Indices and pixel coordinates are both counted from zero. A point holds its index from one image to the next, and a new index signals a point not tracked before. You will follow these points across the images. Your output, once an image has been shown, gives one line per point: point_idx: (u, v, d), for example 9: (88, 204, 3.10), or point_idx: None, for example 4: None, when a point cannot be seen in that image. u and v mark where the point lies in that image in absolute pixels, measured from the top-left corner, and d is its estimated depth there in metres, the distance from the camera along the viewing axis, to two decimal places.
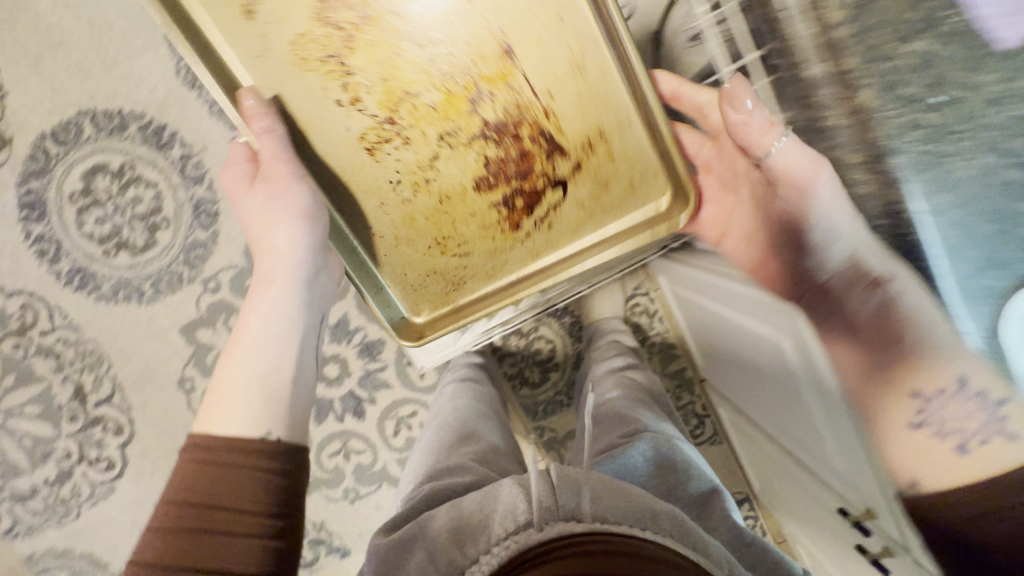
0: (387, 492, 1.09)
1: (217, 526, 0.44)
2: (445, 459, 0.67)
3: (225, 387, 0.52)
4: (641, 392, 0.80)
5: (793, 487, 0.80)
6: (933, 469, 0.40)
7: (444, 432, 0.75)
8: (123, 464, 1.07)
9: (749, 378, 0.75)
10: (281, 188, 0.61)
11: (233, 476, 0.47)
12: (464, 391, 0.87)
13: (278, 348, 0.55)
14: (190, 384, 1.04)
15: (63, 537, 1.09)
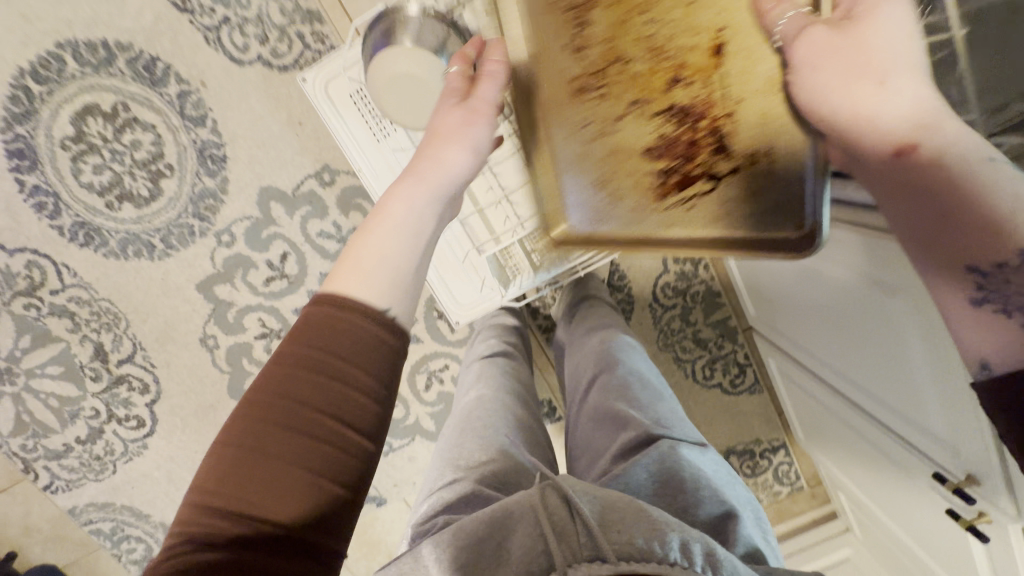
0: (420, 445, 1.08)
1: (330, 390, 0.34)
2: (467, 443, 0.51)
3: (366, 252, 0.40)
4: (632, 367, 0.56)
5: (857, 439, 0.77)
6: (994, 347, 0.31)
7: (472, 404, 0.61)
8: (152, 422, 1.05)
9: (821, 331, 0.69)
10: (471, 122, 0.51)
11: (348, 343, 0.36)
12: (495, 358, 0.75)
13: (410, 242, 0.43)
14: (213, 342, 1.00)
15: (102, 491, 1.10)
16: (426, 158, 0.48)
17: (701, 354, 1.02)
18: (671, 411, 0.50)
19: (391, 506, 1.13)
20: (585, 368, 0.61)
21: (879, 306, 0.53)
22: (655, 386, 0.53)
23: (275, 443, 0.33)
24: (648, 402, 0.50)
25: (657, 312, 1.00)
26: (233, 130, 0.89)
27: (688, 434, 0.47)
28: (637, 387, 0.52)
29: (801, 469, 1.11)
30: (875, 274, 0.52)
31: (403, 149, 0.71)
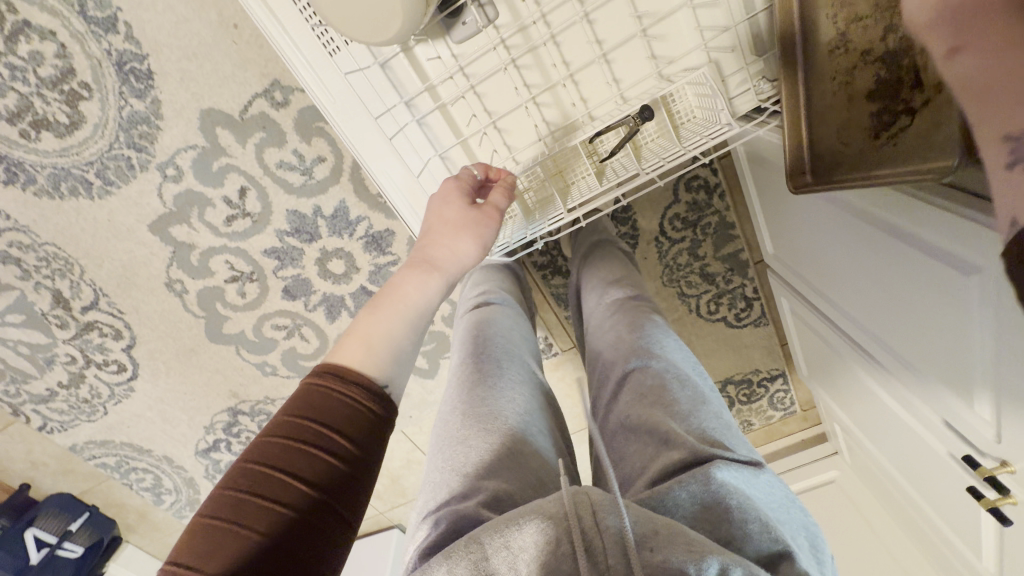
0: (414, 383, 1.06)
1: (306, 459, 0.34)
2: (481, 439, 0.44)
3: (374, 331, 0.42)
4: (670, 357, 0.50)
5: (856, 392, 0.74)
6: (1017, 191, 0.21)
7: (474, 377, 0.53)
8: (134, 366, 1.01)
9: (841, 284, 0.62)
10: (485, 218, 0.55)
11: (335, 405, 0.36)
12: (493, 315, 0.67)
13: (415, 323, 0.45)
14: (181, 286, 0.92)
15: (98, 430, 1.10)
16: (438, 249, 0.52)
17: (707, 289, 0.96)
18: (714, 413, 0.43)
19: (390, 436, 1.15)
20: (615, 353, 0.54)
21: (918, 270, 0.45)
22: (697, 384, 0.47)
23: (248, 507, 0.32)
24: (688, 403, 0.43)
25: (663, 247, 0.92)
26: (155, 37, 0.72)
27: (740, 444, 0.41)
28: (676, 383, 0.46)
29: (797, 397, 1.10)
30: (921, 233, 0.44)
31: (361, 67, 0.57)
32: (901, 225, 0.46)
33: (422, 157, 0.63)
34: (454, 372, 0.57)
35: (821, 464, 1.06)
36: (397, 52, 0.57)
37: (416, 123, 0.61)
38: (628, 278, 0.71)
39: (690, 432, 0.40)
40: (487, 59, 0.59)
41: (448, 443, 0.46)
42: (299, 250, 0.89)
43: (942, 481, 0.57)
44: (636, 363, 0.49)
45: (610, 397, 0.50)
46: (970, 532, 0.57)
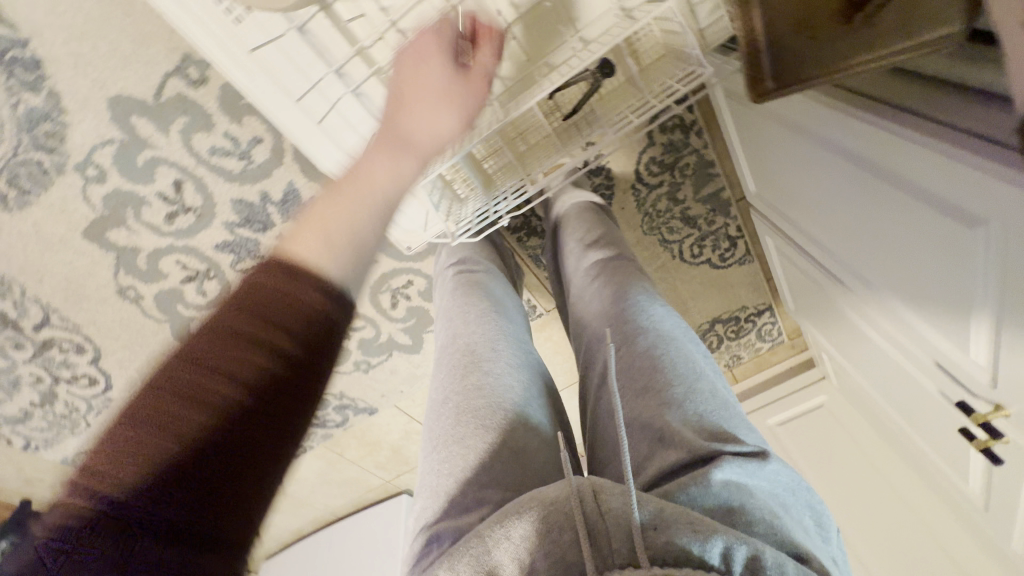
0: (401, 359, 1.04)
1: (235, 360, 0.28)
2: (474, 435, 0.43)
3: (333, 219, 0.34)
4: (656, 331, 0.46)
5: (845, 331, 0.72)
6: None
7: (461, 362, 0.51)
8: (105, 377, 0.95)
9: (827, 226, 0.58)
10: (477, 86, 0.46)
11: (277, 301, 0.30)
12: (481, 289, 0.64)
13: (385, 213, 0.37)
14: (135, 293, 0.86)
15: (85, 442, 1.08)
16: (411, 120, 0.43)
17: (690, 233, 0.92)
18: (710, 391, 0.40)
19: (385, 411, 1.14)
20: (600, 334, 0.51)
21: (918, 219, 0.41)
22: (689, 358, 0.43)
23: (171, 412, 0.27)
24: (680, 386, 0.40)
25: (641, 194, 0.87)
26: (35, 20, 0.65)
27: (739, 426, 0.38)
28: (669, 363, 0.42)
29: (784, 328, 1.10)
30: (914, 179, 0.39)
31: (275, 35, 0.49)
32: (894, 170, 0.41)
33: (364, 133, 0.57)
34: (439, 357, 0.55)
35: (810, 390, 1.06)
36: (315, 12, 0.49)
37: (352, 95, 0.54)
38: (609, 239, 0.66)
39: (686, 423, 0.37)
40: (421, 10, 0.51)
41: (440, 441, 0.45)
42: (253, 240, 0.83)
43: (933, 411, 0.57)
44: (622, 345, 0.46)
45: (598, 380, 0.48)
46: (960, 455, 0.58)
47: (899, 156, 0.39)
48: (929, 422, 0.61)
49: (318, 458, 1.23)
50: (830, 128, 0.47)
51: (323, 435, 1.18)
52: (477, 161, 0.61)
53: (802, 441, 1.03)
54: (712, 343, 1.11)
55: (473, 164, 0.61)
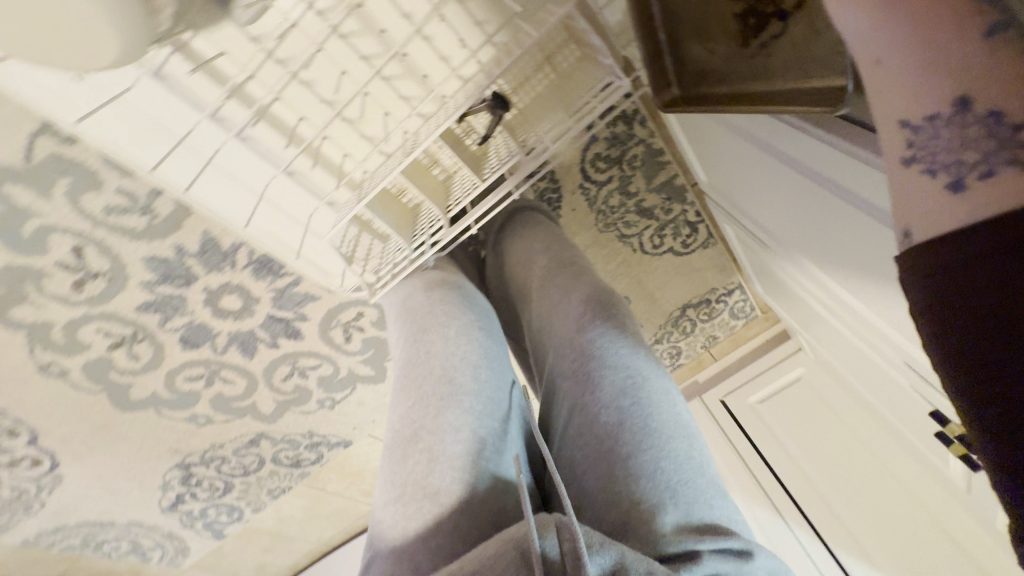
0: (366, 391, 0.99)
1: None
2: (438, 486, 0.38)
3: None
4: (626, 377, 0.39)
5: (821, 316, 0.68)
6: (935, 206, 0.22)
7: (425, 389, 0.44)
8: (50, 456, 0.90)
9: (789, 215, 0.55)
10: None
11: None
12: (451, 297, 0.55)
13: None
14: (59, 368, 0.78)
15: (46, 520, 1.01)
16: None
17: (648, 224, 0.88)
18: (684, 453, 0.35)
19: (361, 442, 1.10)
20: (560, 373, 0.44)
21: (875, 233, 0.38)
22: (662, 411, 0.37)
23: None
24: (650, 454, 0.34)
25: (591, 192, 0.83)
26: None
27: (711, 495, 0.33)
28: (639, 425, 0.36)
29: (756, 303, 1.07)
30: (870, 197, 0.36)
31: (128, 85, 0.44)
32: (846, 185, 0.38)
33: (260, 178, 0.54)
34: (400, 378, 0.48)
35: (787, 362, 1.05)
36: (168, 54, 0.45)
37: (237, 139, 0.51)
38: (560, 245, 0.60)
39: (659, 507, 0.32)
40: (293, 39, 0.49)
41: (399, 487, 0.39)
42: (178, 296, 0.76)
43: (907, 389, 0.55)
44: (588, 397, 0.39)
45: (556, 439, 0.42)
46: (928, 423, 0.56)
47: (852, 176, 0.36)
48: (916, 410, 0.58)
49: (299, 496, 1.18)
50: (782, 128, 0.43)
51: (300, 474, 1.13)
52: (395, 197, 0.59)
53: (785, 416, 1.01)
54: (686, 328, 1.07)
55: (383, 211, 0.56)
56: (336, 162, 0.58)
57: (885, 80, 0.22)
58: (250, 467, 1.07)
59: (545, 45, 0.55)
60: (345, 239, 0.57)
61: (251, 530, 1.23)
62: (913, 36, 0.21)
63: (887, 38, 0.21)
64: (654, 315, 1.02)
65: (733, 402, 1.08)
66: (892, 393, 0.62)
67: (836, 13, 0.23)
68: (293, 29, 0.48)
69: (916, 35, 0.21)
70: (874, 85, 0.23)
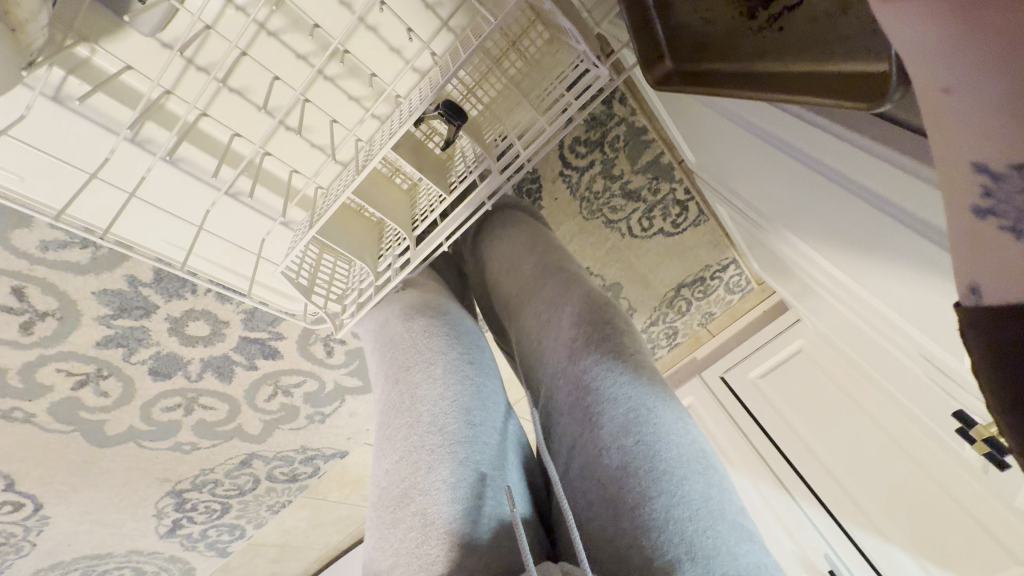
0: (355, 402, 0.95)
1: None
2: (434, 552, 0.34)
3: None
4: (628, 411, 0.37)
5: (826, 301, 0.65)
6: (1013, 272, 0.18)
7: (412, 439, 0.41)
8: (31, 499, 0.85)
9: (784, 200, 0.50)
10: None
11: None
12: (435, 327, 0.50)
13: None
14: (23, 414, 0.72)
15: (39, 560, 0.98)
16: None
17: (636, 207, 0.83)
18: (701, 495, 0.33)
19: (358, 450, 1.07)
20: (557, 405, 0.42)
21: (892, 229, 0.34)
22: (671, 448, 0.35)
23: None
24: (659, 501, 0.32)
25: (572, 180, 0.79)
26: None
27: (735, 542, 0.31)
28: (645, 467, 0.34)
29: (751, 276, 1.03)
30: (882, 193, 0.32)
31: (20, 114, 0.42)
32: (853, 178, 0.34)
33: (197, 206, 0.54)
34: (385, 428, 0.44)
35: (786, 335, 1.02)
36: (64, 76, 0.43)
37: (164, 161, 0.50)
38: (543, 244, 0.56)
39: (674, 565, 0.29)
40: (210, 44, 0.46)
41: (393, 557, 0.35)
42: (141, 327, 0.71)
43: (921, 371, 0.51)
44: (591, 436, 0.37)
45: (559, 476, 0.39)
46: (937, 400, 0.53)
47: (864, 170, 0.32)
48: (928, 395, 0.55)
49: (301, 508, 1.16)
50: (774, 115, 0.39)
51: (298, 487, 1.10)
52: (356, 211, 0.56)
53: (786, 389, 0.98)
54: (681, 308, 1.04)
55: (341, 231, 0.52)
56: (281, 178, 0.57)
57: (952, 113, 0.18)
58: (245, 487, 1.03)
59: (507, 30, 0.49)
60: (304, 264, 0.52)
61: (256, 544, 1.21)
62: (986, 63, 0.17)
63: (963, 69, 0.17)
64: (648, 300, 0.99)
65: (734, 378, 1.05)
66: (898, 371, 0.59)
67: (884, 19, 0.18)
68: (208, 33, 0.45)
69: (994, 62, 0.17)
70: (938, 123, 0.19)
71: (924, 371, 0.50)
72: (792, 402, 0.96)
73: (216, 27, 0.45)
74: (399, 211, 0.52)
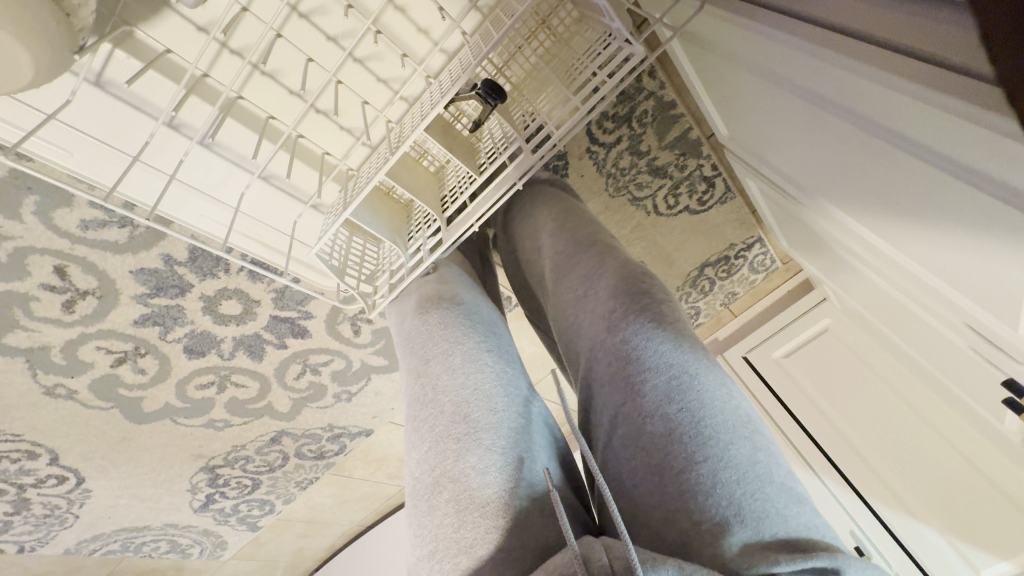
0: (381, 380, 0.97)
1: None
2: (472, 536, 0.33)
3: None
4: (671, 378, 0.38)
5: (863, 276, 0.64)
6: None
7: (439, 429, 0.40)
8: (75, 472, 0.89)
9: (826, 169, 0.49)
10: None
11: None
12: (454, 315, 0.50)
13: None
14: (66, 390, 0.75)
15: (82, 531, 1.02)
16: None
17: (662, 183, 0.82)
18: (748, 457, 0.33)
19: (383, 428, 1.09)
20: (597, 376, 0.42)
21: (952, 192, 0.32)
22: (716, 414, 0.35)
23: None
24: (706, 466, 0.32)
25: (599, 156, 0.78)
26: None
27: (784, 504, 0.31)
28: (690, 433, 0.34)
29: (777, 255, 1.01)
30: (939, 149, 0.31)
31: (65, 99, 0.43)
32: (906, 134, 0.33)
33: (234, 190, 0.54)
34: (411, 421, 0.44)
35: (812, 314, 1.01)
36: (110, 51, 0.43)
37: (201, 145, 0.50)
38: (576, 216, 0.56)
39: (723, 526, 0.30)
40: (245, 27, 0.46)
41: (430, 544, 0.35)
42: (176, 306, 0.72)
43: (966, 344, 0.50)
44: (634, 404, 0.38)
45: (602, 448, 0.40)
46: (981, 373, 0.52)
47: (930, 132, 0.30)
48: (970, 370, 0.54)
49: (327, 484, 1.19)
50: (820, 80, 0.38)
51: (325, 464, 1.13)
52: (385, 194, 0.56)
53: (812, 368, 0.97)
54: (704, 287, 1.03)
55: (371, 213, 0.52)
56: (316, 156, 0.56)
57: None
58: (275, 464, 1.06)
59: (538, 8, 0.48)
60: (336, 248, 0.52)
61: (284, 519, 1.25)
62: None
63: None
64: (672, 278, 0.98)
65: (758, 357, 1.04)
66: (938, 346, 0.57)
67: None
68: (245, 15, 0.45)
69: None
70: None
71: (970, 344, 0.49)
72: (818, 381, 0.96)
73: (251, 9, 0.45)
74: (428, 193, 0.51)
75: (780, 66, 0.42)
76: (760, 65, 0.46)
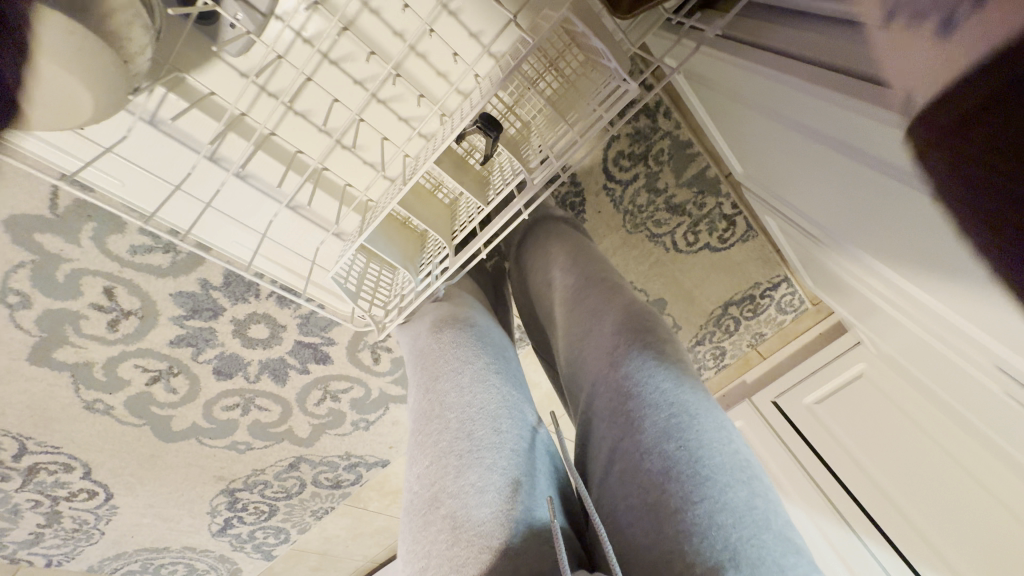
0: (398, 410, 0.98)
1: None
2: (465, 556, 0.33)
3: None
4: (669, 416, 0.37)
5: (892, 318, 0.61)
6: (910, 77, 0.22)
7: (442, 445, 0.40)
8: (104, 487, 0.92)
9: (840, 208, 0.49)
10: None
11: None
12: (465, 337, 0.50)
13: None
14: (103, 405, 0.79)
15: (106, 548, 1.05)
16: None
17: (680, 221, 0.82)
18: (745, 501, 0.32)
19: (398, 460, 1.09)
20: (599, 410, 0.42)
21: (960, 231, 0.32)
22: (714, 455, 0.34)
23: None
24: (701, 507, 0.31)
25: (616, 192, 0.81)
26: None
27: (782, 554, 0.29)
28: (687, 472, 0.33)
29: (805, 295, 0.97)
30: None
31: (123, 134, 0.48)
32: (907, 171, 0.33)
33: (261, 216, 0.58)
34: (415, 435, 0.44)
35: (843, 359, 0.96)
36: (163, 93, 0.48)
37: (237, 177, 0.55)
38: (588, 251, 0.57)
39: (717, 571, 0.28)
40: (281, 73, 0.51)
41: (423, 561, 0.34)
42: (209, 328, 0.77)
43: (1004, 390, 0.46)
44: (629, 442, 0.37)
45: (600, 478, 0.39)
46: None
47: None
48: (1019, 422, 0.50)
49: (342, 516, 1.19)
50: (822, 119, 0.38)
51: (341, 495, 1.12)
52: (402, 224, 0.59)
53: (845, 416, 0.92)
54: (728, 327, 1.00)
55: (386, 240, 0.55)
56: (338, 187, 0.60)
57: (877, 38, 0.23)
58: (292, 490, 1.07)
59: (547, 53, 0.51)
60: (352, 272, 0.54)
61: (298, 550, 1.24)
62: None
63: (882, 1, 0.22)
64: (693, 316, 0.96)
65: (787, 403, 0.99)
66: (979, 395, 0.53)
67: None
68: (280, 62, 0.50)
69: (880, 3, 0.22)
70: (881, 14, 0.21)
71: (1010, 392, 0.46)
72: (853, 430, 0.90)
73: (287, 57, 0.50)
74: (439, 222, 0.53)
75: (783, 103, 0.43)
76: (763, 103, 0.47)
